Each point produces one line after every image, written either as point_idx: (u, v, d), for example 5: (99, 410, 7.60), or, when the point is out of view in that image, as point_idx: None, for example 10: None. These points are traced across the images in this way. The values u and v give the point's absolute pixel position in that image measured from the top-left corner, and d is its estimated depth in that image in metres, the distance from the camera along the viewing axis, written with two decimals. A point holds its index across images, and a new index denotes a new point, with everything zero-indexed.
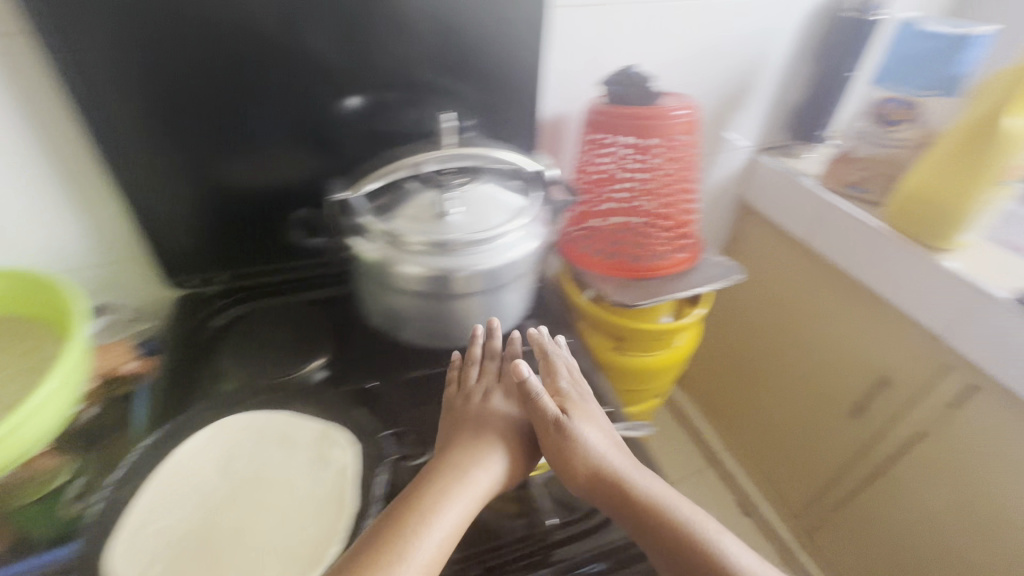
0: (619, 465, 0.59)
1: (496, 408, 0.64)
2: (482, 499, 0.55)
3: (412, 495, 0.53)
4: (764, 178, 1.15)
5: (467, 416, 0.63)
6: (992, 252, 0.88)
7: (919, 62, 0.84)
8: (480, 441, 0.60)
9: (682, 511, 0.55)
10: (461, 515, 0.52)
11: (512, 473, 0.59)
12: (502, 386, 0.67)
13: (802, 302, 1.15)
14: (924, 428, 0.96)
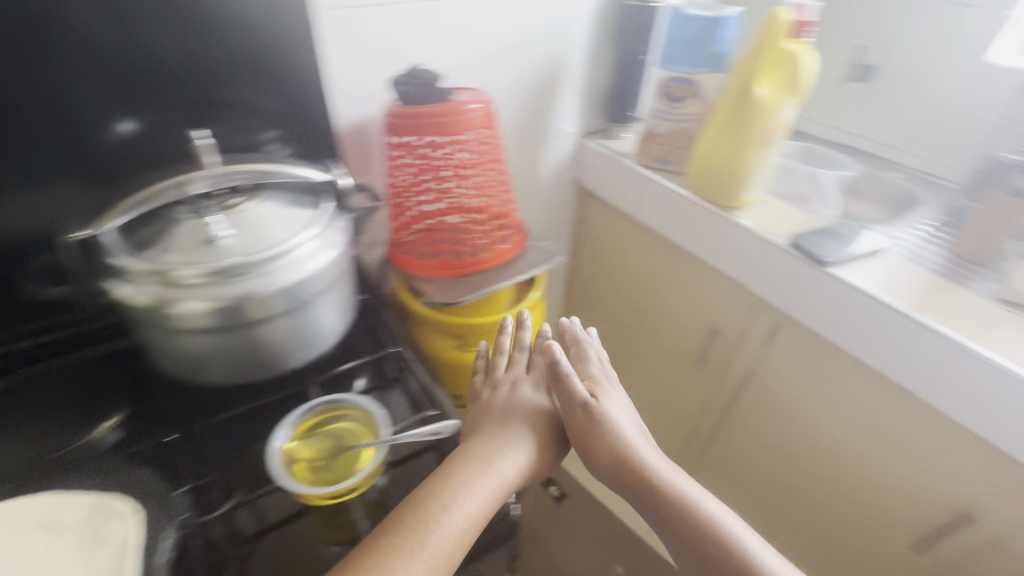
0: (644, 453, 0.69)
1: (527, 396, 0.74)
2: (501, 484, 0.62)
3: (448, 477, 0.60)
4: (592, 161, 1.22)
5: (500, 401, 0.73)
6: (773, 205, 1.00)
7: (688, 44, 0.93)
8: (510, 424, 0.69)
9: (693, 491, 0.66)
10: (477, 504, 0.58)
11: (532, 459, 0.68)
12: (528, 376, 0.77)
13: (643, 272, 1.24)
14: (749, 369, 1.08)
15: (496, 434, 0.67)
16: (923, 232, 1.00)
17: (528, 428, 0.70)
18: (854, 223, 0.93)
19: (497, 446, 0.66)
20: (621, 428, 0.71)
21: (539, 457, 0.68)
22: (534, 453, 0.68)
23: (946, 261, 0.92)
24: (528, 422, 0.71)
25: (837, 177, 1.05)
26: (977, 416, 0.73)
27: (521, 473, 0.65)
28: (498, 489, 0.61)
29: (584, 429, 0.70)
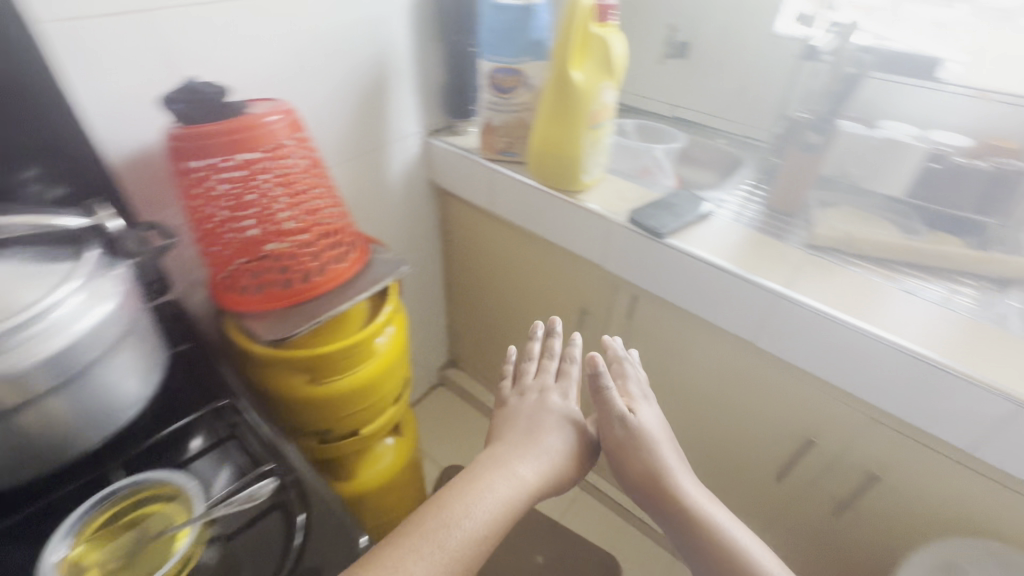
0: (664, 456, 0.78)
1: (539, 421, 0.78)
2: (517, 494, 0.67)
3: (469, 484, 0.66)
4: (441, 160, 1.18)
5: (526, 414, 0.79)
6: (613, 184, 1.04)
7: (505, 33, 0.92)
8: (535, 440, 0.75)
9: (692, 494, 0.75)
10: (506, 504, 0.65)
11: (553, 470, 0.74)
12: (558, 385, 0.84)
13: (512, 264, 1.25)
14: (620, 342, 1.12)
15: (524, 452, 0.73)
16: (744, 191, 1.11)
17: (548, 445, 0.75)
18: (683, 191, 0.99)
19: (525, 462, 0.71)
20: (652, 433, 0.79)
21: (560, 468, 0.74)
22: (544, 470, 0.72)
23: (763, 215, 1.02)
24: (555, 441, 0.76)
25: (668, 150, 1.14)
26: (799, 353, 0.82)
27: (539, 481, 0.71)
28: (515, 495, 0.67)
29: (642, 423, 0.80)
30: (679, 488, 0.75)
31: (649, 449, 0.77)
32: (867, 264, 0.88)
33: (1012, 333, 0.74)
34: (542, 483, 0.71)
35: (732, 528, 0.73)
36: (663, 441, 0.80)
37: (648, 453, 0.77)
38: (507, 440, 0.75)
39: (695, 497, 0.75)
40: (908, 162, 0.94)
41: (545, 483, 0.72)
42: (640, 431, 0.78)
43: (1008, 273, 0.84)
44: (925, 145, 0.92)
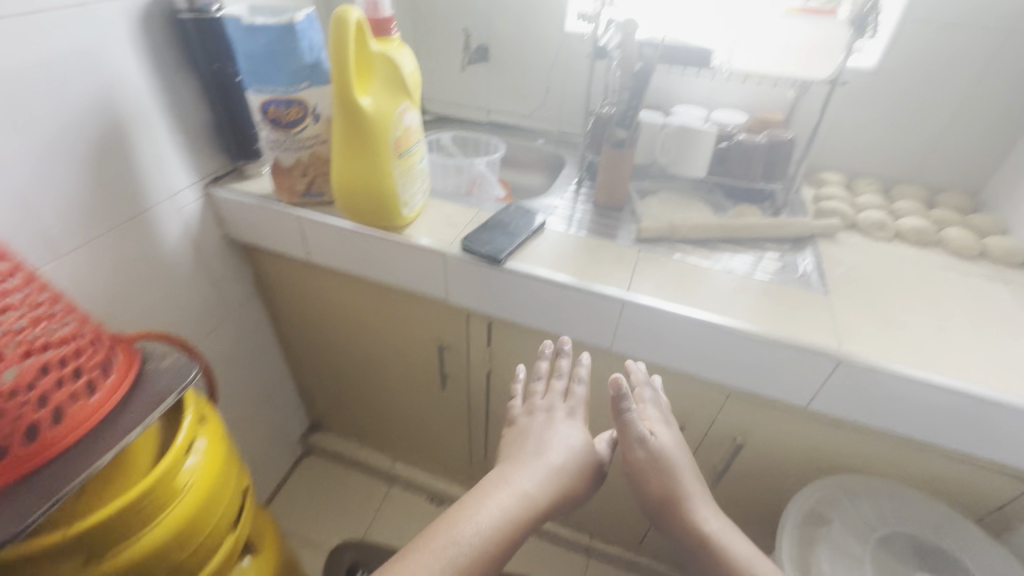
0: (678, 475, 0.77)
1: (556, 444, 0.79)
2: (520, 506, 0.72)
3: (484, 507, 0.71)
4: (233, 211, 0.98)
5: (537, 433, 0.81)
6: (440, 210, 0.95)
7: (268, 60, 0.77)
8: (543, 455, 0.78)
9: (700, 510, 0.76)
10: (502, 513, 0.71)
11: (559, 486, 0.76)
12: (564, 404, 0.84)
13: (352, 312, 1.10)
14: (487, 371, 1.06)
15: (540, 472, 0.76)
16: (571, 192, 1.10)
17: (566, 465, 0.78)
18: (513, 205, 0.94)
19: (535, 480, 0.75)
20: (668, 453, 0.77)
21: (570, 482, 0.77)
22: (552, 485, 0.75)
23: (593, 214, 1.01)
24: (571, 458, 0.78)
25: (490, 162, 1.09)
26: (655, 351, 0.82)
27: (543, 496, 0.74)
28: (519, 509, 0.72)
29: (659, 444, 0.77)
30: (687, 504, 0.76)
31: (662, 470, 0.77)
32: (691, 248, 0.92)
33: (816, 291, 0.82)
34: (546, 496, 0.75)
35: (732, 538, 0.74)
36: (679, 461, 0.78)
37: (664, 475, 0.77)
38: (524, 454, 0.78)
39: (700, 511, 0.76)
40: (702, 148, 0.98)
41: (550, 496, 0.75)
42: (658, 452, 0.77)
43: (799, 233, 0.94)
44: (710, 130, 0.97)
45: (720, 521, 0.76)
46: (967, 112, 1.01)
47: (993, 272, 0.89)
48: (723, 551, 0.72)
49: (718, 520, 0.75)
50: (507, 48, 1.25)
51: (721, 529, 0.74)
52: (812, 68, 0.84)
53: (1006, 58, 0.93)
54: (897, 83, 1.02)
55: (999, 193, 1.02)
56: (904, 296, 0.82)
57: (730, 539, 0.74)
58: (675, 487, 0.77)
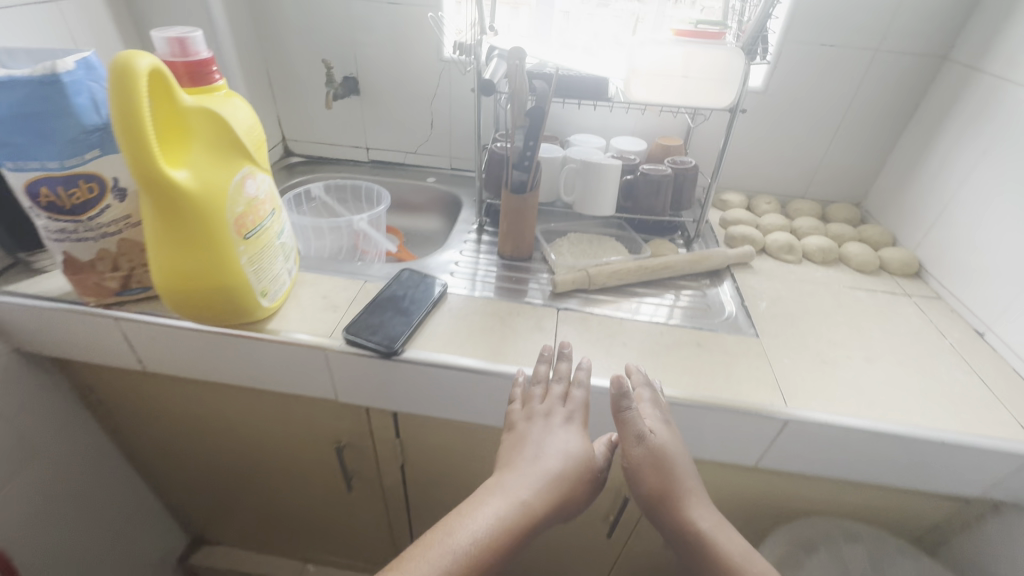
0: (680, 474, 0.59)
1: (557, 442, 0.58)
2: (522, 518, 0.51)
3: (474, 516, 0.50)
4: (20, 321, 0.73)
5: (533, 434, 0.59)
6: (315, 289, 0.77)
7: (25, 126, 0.54)
8: (539, 457, 0.56)
9: (700, 514, 0.57)
10: (495, 524, 0.50)
11: (565, 497, 0.55)
12: (564, 408, 0.61)
13: (219, 418, 0.87)
14: (400, 462, 0.89)
15: (542, 474, 0.54)
16: (473, 242, 0.97)
17: (571, 462, 0.56)
18: (404, 274, 0.80)
19: (535, 488, 0.53)
20: (666, 448, 0.59)
21: (575, 490, 0.55)
22: (559, 492, 0.54)
23: (502, 267, 0.90)
24: (575, 457, 0.57)
25: (374, 215, 0.93)
26: (589, 429, 0.71)
27: (545, 509, 0.53)
28: (519, 521, 0.50)
29: (656, 439, 0.59)
30: (687, 509, 0.57)
31: (659, 467, 0.58)
32: (612, 298, 0.84)
33: (746, 334, 0.76)
34: (551, 507, 0.53)
35: (733, 542, 0.56)
36: (679, 457, 0.60)
37: (660, 472, 0.58)
38: (517, 454, 0.57)
39: (702, 517, 0.57)
40: (608, 183, 0.90)
41: (553, 509, 0.53)
42: (653, 447, 0.59)
43: (716, 265, 0.89)
44: (615, 163, 0.89)
45: (723, 523, 0.58)
46: (844, 127, 1.03)
47: (893, 287, 0.90)
48: (725, 557, 0.55)
49: (720, 520, 0.57)
50: (380, 78, 1.10)
51: (724, 532, 0.56)
52: (709, 98, 0.78)
53: (874, 73, 0.96)
54: (780, 102, 1.02)
55: (880, 202, 1.06)
56: (827, 326, 0.79)
57: (738, 543, 0.56)
58: (676, 488, 0.58)
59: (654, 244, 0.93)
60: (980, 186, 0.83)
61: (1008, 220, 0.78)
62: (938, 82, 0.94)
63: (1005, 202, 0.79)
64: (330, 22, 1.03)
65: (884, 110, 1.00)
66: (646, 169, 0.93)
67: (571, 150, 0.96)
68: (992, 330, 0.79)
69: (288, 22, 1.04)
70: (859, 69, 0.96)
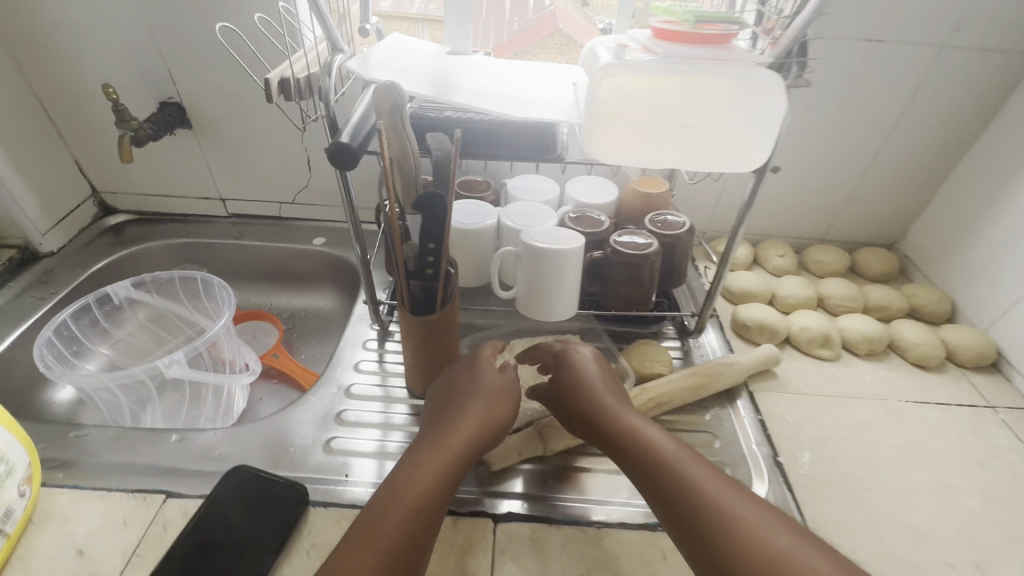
0: (603, 396, 0.49)
1: (463, 379, 0.52)
2: (458, 456, 0.45)
3: (405, 471, 0.43)
4: None
5: (441, 391, 0.52)
6: (67, 532, 0.45)
7: None
8: (453, 402, 0.50)
9: (638, 422, 0.46)
10: (429, 471, 0.43)
11: (491, 424, 0.49)
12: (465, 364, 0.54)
13: None
14: None
15: (459, 409, 0.49)
16: (374, 360, 0.64)
17: (486, 388, 0.51)
18: (237, 473, 0.48)
19: (459, 428, 0.47)
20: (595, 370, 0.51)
21: (499, 414, 0.50)
22: (486, 421, 0.48)
23: (412, 415, 0.58)
24: (487, 383, 0.51)
25: (190, 347, 0.58)
26: None
27: (477, 443, 0.47)
28: (455, 460, 0.44)
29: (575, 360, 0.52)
30: (617, 421, 0.46)
31: (584, 389, 0.50)
32: (581, 465, 0.54)
33: None
34: (482, 439, 0.47)
35: (674, 444, 0.43)
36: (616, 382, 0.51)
37: (583, 393, 0.50)
38: (430, 407, 0.52)
39: (640, 425, 0.46)
40: (566, 275, 0.59)
41: (485, 440, 0.48)
42: (576, 369, 0.52)
43: (730, 383, 0.61)
44: (575, 245, 0.58)
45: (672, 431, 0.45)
46: (885, 151, 0.74)
47: (969, 392, 0.64)
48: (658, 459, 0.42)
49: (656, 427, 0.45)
50: (217, 104, 0.73)
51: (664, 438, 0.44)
52: (732, 158, 0.45)
53: (934, 80, 0.67)
54: (800, 121, 0.72)
55: (926, 248, 0.79)
56: (902, 496, 0.52)
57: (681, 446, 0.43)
58: (605, 406, 0.48)
59: (638, 352, 0.63)
60: None
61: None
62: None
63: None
64: (118, 24, 0.66)
65: (942, 129, 0.72)
66: (620, 241, 0.62)
67: (509, 214, 0.65)
68: None
69: (52, 27, 0.66)
70: (915, 71, 0.67)
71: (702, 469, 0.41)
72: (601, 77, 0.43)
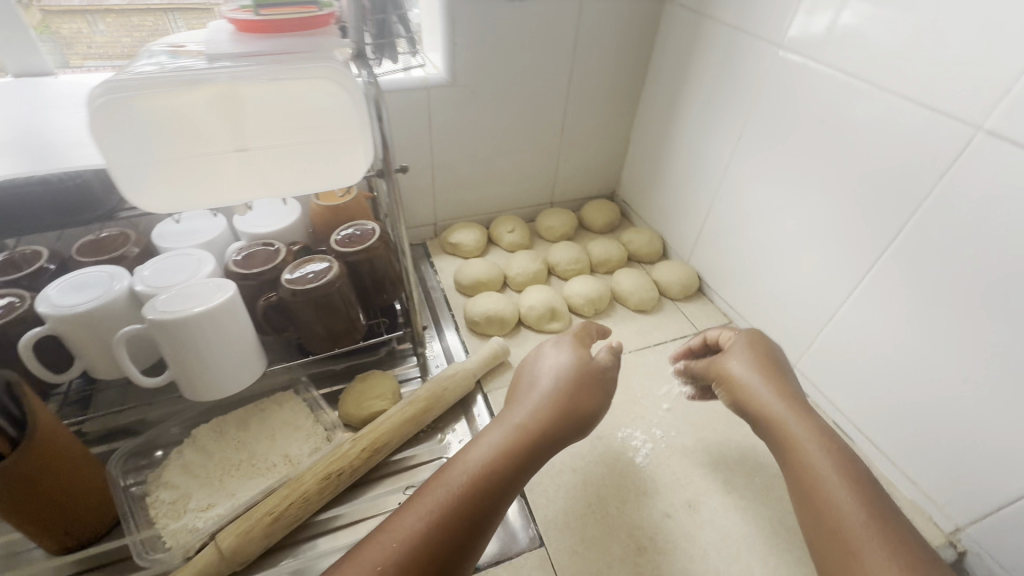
0: (782, 410, 0.42)
1: (548, 360, 0.47)
2: (529, 439, 0.40)
3: (468, 454, 0.39)
4: None
5: (527, 369, 0.48)
6: None
7: None
8: (538, 379, 0.45)
9: (817, 455, 0.38)
10: (485, 455, 0.39)
11: (573, 410, 0.43)
12: (570, 346, 0.48)
13: None
14: None
15: (543, 389, 0.44)
16: None
17: (575, 369, 0.45)
18: None
19: (534, 410, 0.42)
20: (768, 379, 0.44)
21: (582, 401, 0.44)
22: (568, 408, 0.43)
23: None
24: (575, 366, 0.46)
25: None
26: None
27: (553, 435, 0.42)
28: (525, 446, 0.40)
29: (729, 368, 0.47)
30: (796, 454, 0.39)
31: (759, 399, 0.43)
32: (294, 563, 0.45)
33: (519, 549, 0.46)
34: (563, 427, 0.42)
35: (840, 481, 0.37)
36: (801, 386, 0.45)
37: (760, 399, 0.43)
38: (512, 392, 0.47)
39: (814, 454, 0.39)
40: (222, 339, 0.48)
41: (568, 431, 0.43)
42: (747, 376, 0.45)
43: (460, 396, 0.57)
44: (219, 301, 0.47)
45: (863, 470, 0.38)
46: (573, 109, 0.75)
47: (682, 323, 0.69)
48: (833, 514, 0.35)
49: (850, 467, 0.37)
50: None
51: (851, 483, 0.36)
52: (324, 169, 0.37)
53: (590, 29, 0.68)
54: (482, 93, 0.68)
55: (636, 191, 0.84)
56: (628, 456, 0.54)
57: (875, 501, 0.35)
58: (790, 428, 0.41)
59: (355, 392, 0.55)
60: (751, 174, 0.62)
61: (802, 227, 0.57)
62: (663, 30, 0.70)
63: (831, 213, 0.54)
64: None
65: (614, 77, 0.74)
66: (293, 278, 0.52)
67: (141, 276, 0.50)
68: (798, 368, 0.62)
69: None
70: (568, 24, 0.66)
71: (885, 540, 0.33)
72: (99, 95, 0.31)
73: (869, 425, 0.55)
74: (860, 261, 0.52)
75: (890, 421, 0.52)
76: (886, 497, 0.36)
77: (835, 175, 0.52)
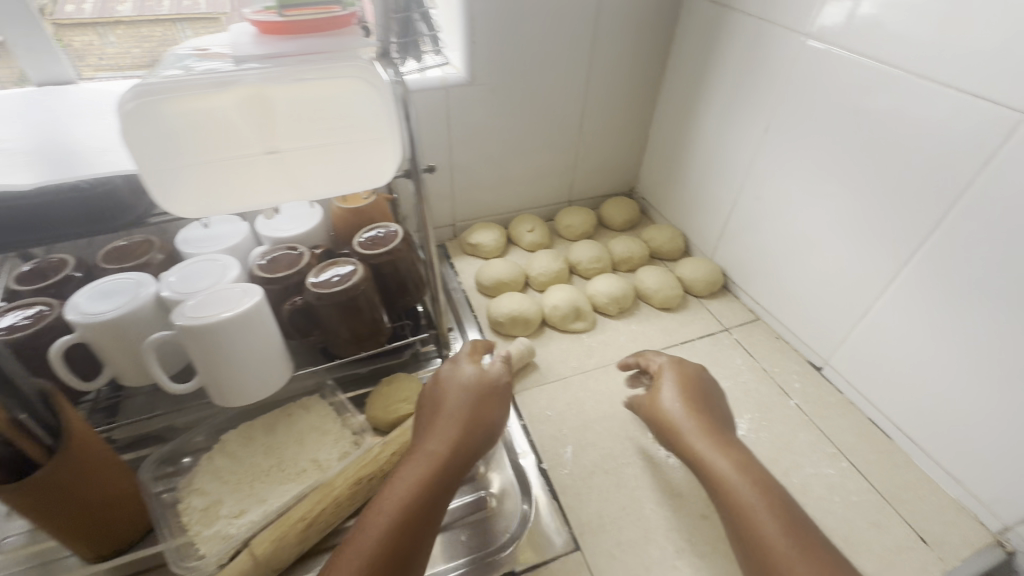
0: (705, 441, 0.43)
1: (446, 379, 0.46)
2: (441, 462, 0.41)
3: (388, 490, 0.39)
4: None
5: (427, 388, 0.47)
6: None
7: None
8: (439, 399, 0.45)
9: (737, 484, 0.40)
10: (403, 489, 0.39)
11: (480, 424, 0.44)
12: (470, 359, 0.49)
13: None
14: None
15: (445, 408, 0.44)
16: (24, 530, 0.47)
17: (472, 385, 0.46)
18: None
19: (442, 432, 0.42)
20: (693, 413, 0.46)
21: (486, 415, 0.44)
22: (472, 423, 0.43)
23: None
24: (472, 381, 0.46)
25: None
26: None
27: (463, 451, 0.42)
28: (439, 470, 0.40)
29: (659, 399, 0.48)
30: (723, 487, 0.40)
31: (681, 435, 0.45)
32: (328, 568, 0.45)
33: (557, 551, 0.45)
34: (473, 441, 0.43)
35: (765, 511, 0.38)
36: (724, 417, 0.47)
37: (683, 433, 0.45)
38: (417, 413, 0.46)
39: (746, 496, 0.39)
40: (250, 344, 0.47)
41: (479, 443, 0.43)
42: (671, 408, 0.47)
43: None
44: (247, 305, 0.46)
45: (782, 496, 0.39)
46: (590, 106, 0.74)
47: (707, 320, 0.68)
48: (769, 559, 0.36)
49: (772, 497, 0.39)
50: None
51: (783, 526, 0.37)
52: (353, 166, 0.37)
53: (609, 24, 0.67)
54: (500, 93, 0.68)
55: (656, 188, 0.82)
56: (659, 455, 0.53)
57: (805, 540, 0.36)
58: (711, 459, 0.42)
59: (383, 396, 0.55)
60: (775, 169, 0.61)
61: (831, 222, 0.56)
62: (683, 24, 0.69)
63: (862, 207, 0.53)
64: None
65: (633, 72, 0.73)
66: (318, 281, 0.51)
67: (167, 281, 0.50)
68: (830, 364, 0.61)
69: None
70: (586, 23, 0.66)
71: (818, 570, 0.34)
72: (129, 99, 0.30)
73: (906, 422, 0.53)
74: (895, 255, 0.50)
75: (931, 417, 0.51)
76: (808, 521, 0.38)
77: (864, 169, 0.52)
